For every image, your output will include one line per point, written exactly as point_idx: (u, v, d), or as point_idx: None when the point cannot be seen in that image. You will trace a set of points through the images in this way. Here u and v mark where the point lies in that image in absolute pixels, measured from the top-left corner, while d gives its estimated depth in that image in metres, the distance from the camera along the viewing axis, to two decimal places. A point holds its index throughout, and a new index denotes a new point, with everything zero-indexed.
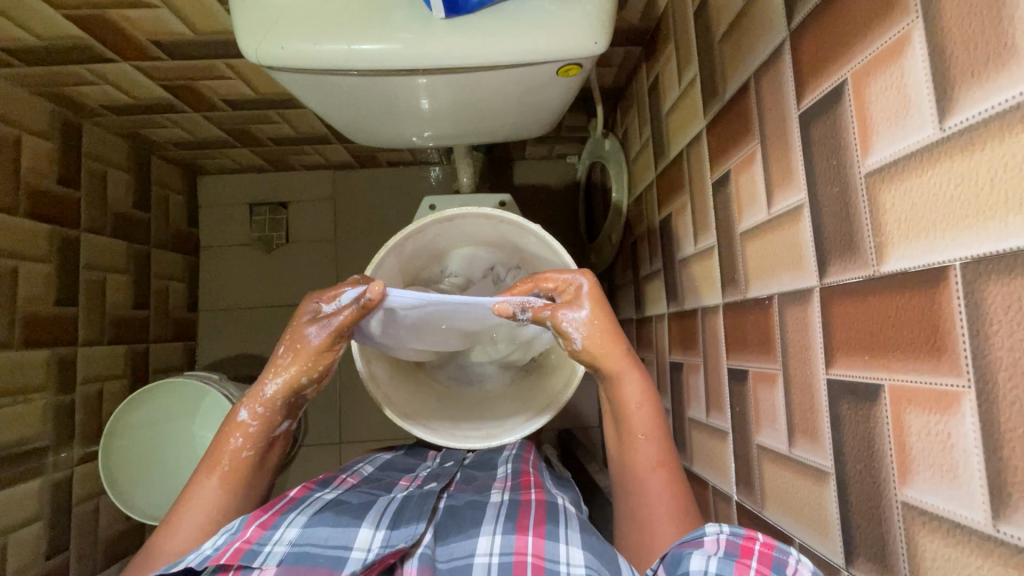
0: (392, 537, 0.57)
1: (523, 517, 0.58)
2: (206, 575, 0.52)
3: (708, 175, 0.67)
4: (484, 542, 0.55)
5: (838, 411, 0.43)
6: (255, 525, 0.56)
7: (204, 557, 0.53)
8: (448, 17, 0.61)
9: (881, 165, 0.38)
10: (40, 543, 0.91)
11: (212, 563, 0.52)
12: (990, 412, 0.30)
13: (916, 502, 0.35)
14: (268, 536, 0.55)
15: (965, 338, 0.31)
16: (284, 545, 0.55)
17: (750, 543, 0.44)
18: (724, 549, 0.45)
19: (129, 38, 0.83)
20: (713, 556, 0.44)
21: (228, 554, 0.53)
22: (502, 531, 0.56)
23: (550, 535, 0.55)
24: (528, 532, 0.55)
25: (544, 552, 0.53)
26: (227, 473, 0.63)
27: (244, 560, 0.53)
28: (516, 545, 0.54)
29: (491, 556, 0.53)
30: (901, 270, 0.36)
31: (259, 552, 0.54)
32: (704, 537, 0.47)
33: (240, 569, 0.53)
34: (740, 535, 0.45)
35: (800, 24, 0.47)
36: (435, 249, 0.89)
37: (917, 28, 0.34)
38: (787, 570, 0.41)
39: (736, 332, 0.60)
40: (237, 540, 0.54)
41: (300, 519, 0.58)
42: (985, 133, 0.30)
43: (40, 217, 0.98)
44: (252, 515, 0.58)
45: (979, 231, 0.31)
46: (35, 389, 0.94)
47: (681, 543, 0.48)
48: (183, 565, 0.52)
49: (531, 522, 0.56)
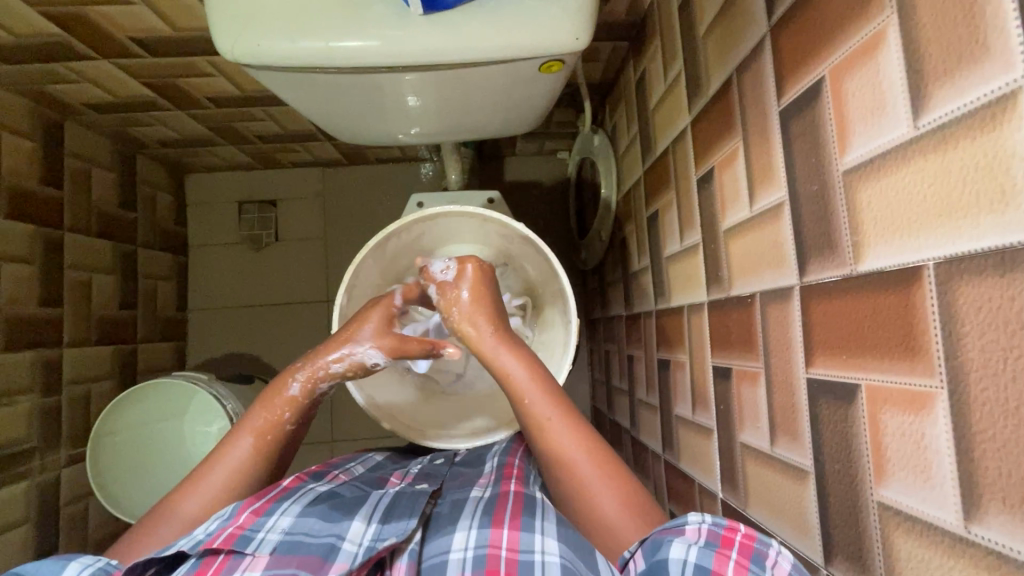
0: (383, 532, 0.56)
1: (501, 509, 0.57)
2: (194, 558, 0.52)
3: (693, 172, 0.66)
4: (459, 536, 0.55)
5: (817, 410, 0.42)
6: (248, 511, 0.56)
7: (195, 541, 0.53)
8: (426, 14, 0.60)
9: (858, 163, 0.37)
10: (26, 545, 0.91)
11: (203, 547, 0.52)
12: (963, 413, 0.30)
13: (893, 503, 0.35)
14: (261, 522, 0.55)
15: (938, 339, 0.31)
16: (277, 534, 0.54)
17: (731, 533, 0.45)
18: (706, 538, 0.46)
19: (108, 36, 0.82)
20: (693, 545, 0.45)
21: (220, 539, 0.52)
22: (477, 525, 0.56)
23: (525, 526, 0.54)
24: (503, 525, 0.54)
25: (519, 543, 0.52)
26: (259, 440, 0.64)
27: (236, 546, 0.52)
28: (491, 538, 0.53)
29: (466, 550, 0.53)
30: (877, 269, 0.36)
31: (252, 538, 0.53)
32: (685, 524, 0.47)
33: (230, 554, 0.52)
34: (722, 526, 0.46)
35: (779, 20, 0.46)
36: (421, 247, 0.88)
37: (892, 23, 0.34)
38: (766, 562, 0.43)
39: (720, 329, 0.60)
40: (230, 526, 0.54)
41: (294, 509, 0.57)
42: (957, 131, 0.30)
43: (22, 217, 0.96)
44: (244, 502, 0.57)
45: (952, 230, 0.30)
46: (20, 391, 0.93)
47: (661, 530, 0.48)
48: (175, 548, 0.52)
49: (507, 516, 0.56)
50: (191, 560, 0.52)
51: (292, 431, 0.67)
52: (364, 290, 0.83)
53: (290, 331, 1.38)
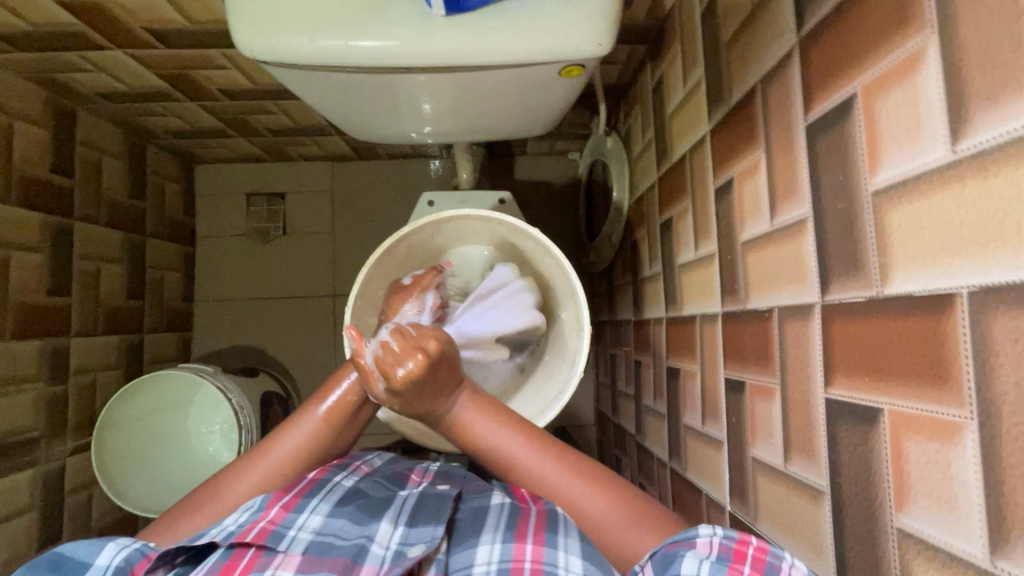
0: (411, 535, 0.56)
1: (523, 523, 0.57)
2: (224, 548, 0.53)
3: (711, 180, 0.66)
4: (483, 549, 0.55)
5: (835, 431, 0.42)
6: (278, 505, 0.56)
7: (227, 532, 0.54)
8: (448, 15, 0.59)
9: (889, 184, 0.37)
10: (31, 534, 0.91)
11: (234, 540, 0.53)
12: (993, 446, 0.29)
13: (914, 530, 0.35)
14: (292, 519, 0.55)
15: (970, 369, 0.31)
16: (308, 533, 0.55)
17: (743, 547, 0.45)
18: (717, 553, 0.45)
19: (123, 26, 0.81)
20: (705, 559, 0.45)
21: (253, 533, 0.53)
22: (501, 539, 0.55)
23: (548, 542, 0.53)
24: (526, 540, 0.54)
25: (542, 557, 0.52)
26: (330, 417, 0.63)
27: (269, 542, 0.53)
28: (514, 552, 0.53)
29: (489, 565, 0.53)
30: (906, 293, 0.35)
31: (284, 535, 0.54)
32: (696, 537, 0.47)
33: (261, 549, 0.53)
34: (733, 539, 0.46)
35: (809, 33, 0.45)
36: (432, 246, 0.88)
37: (932, 44, 0.33)
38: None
39: (735, 342, 0.59)
40: (261, 521, 0.54)
41: (323, 508, 0.58)
42: (999, 159, 0.29)
43: (32, 205, 0.96)
44: (275, 494, 0.57)
45: (990, 259, 0.30)
46: (27, 379, 0.93)
47: (672, 543, 0.48)
48: (206, 539, 0.53)
49: (530, 530, 0.55)
50: (222, 549, 0.53)
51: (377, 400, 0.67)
52: (375, 290, 0.82)
53: (295, 324, 1.38)
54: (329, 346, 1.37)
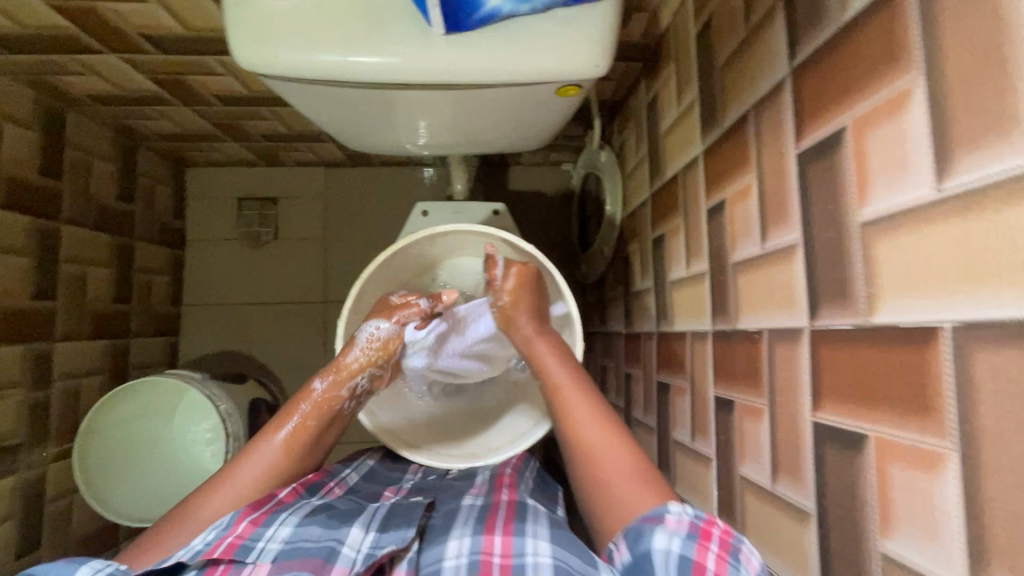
0: (382, 540, 0.56)
1: (490, 518, 0.58)
2: (195, 570, 0.52)
3: (702, 200, 0.67)
4: (452, 545, 0.55)
5: (822, 455, 0.43)
6: (247, 521, 0.55)
7: (195, 551, 0.53)
8: (448, 34, 0.60)
9: (877, 218, 0.38)
10: (9, 543, 0.89)
11: (203, 558, 0.52)
12: (974, 476, 0.31)
13: (897, 556, 0.36)
14: (260, 532, 0.55)
15: (952, 402, 0.32)
16: (278, 542, 0.54)
17: (711, 526, 0.46)
18: (687, 529, 0.46)
19: (119, 31, 0.81)
20: (676, 535, 0.46)
21: (220, 549, 0.53)
22: (470, 532, 0.56)
23: (517, 532, 0.55)
24: (495, 531, 0.55)
25: (510, 550, 0.53)
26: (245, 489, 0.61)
27: (236, 555, 0.52)
28: (483, 545, 0.54)
29: (460, 557, 0.53)
30: (892, 325, 0.36)
31: (252, 547, 0.53)
32: (666, 514, 0.48)
33: (230, 563, 0.52)
34: (702, 518, 0.46)
35: (801, 63, 0.46)
36: (427, 257, 0.87)
37: (920, 84, 0.34)
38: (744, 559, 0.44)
39: (725, 360, 0.60)
40: (230, 535, 0.54)
41: (293, 519, 0.57)
42: (982, 200, 0.30)
43: (18, 207, 0.94)
44: (243, 510, 0.57)
45: (972, 298, 0.31)
46: (9, 385, 0.91)
47: (643, 517, 0.49)
48: (173, 560, 0.51)
49: (499, 522, 0.57)
50: (194, 573, 0.52)
51: (342, 417, 0.69)
52: (368, 300, 0.82)
53: (284, 330, 1.37)
54: (319, 353, 1.36)
